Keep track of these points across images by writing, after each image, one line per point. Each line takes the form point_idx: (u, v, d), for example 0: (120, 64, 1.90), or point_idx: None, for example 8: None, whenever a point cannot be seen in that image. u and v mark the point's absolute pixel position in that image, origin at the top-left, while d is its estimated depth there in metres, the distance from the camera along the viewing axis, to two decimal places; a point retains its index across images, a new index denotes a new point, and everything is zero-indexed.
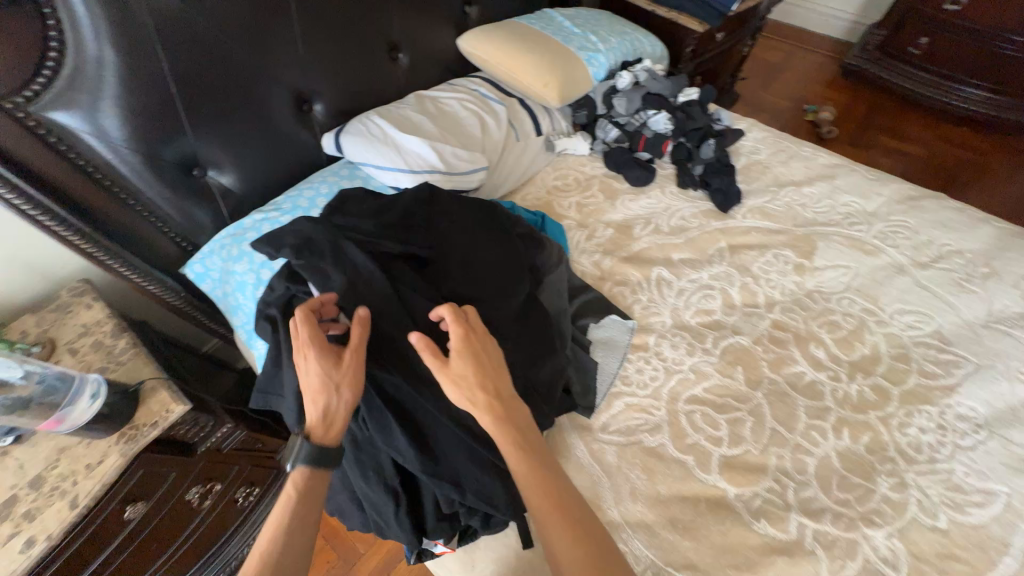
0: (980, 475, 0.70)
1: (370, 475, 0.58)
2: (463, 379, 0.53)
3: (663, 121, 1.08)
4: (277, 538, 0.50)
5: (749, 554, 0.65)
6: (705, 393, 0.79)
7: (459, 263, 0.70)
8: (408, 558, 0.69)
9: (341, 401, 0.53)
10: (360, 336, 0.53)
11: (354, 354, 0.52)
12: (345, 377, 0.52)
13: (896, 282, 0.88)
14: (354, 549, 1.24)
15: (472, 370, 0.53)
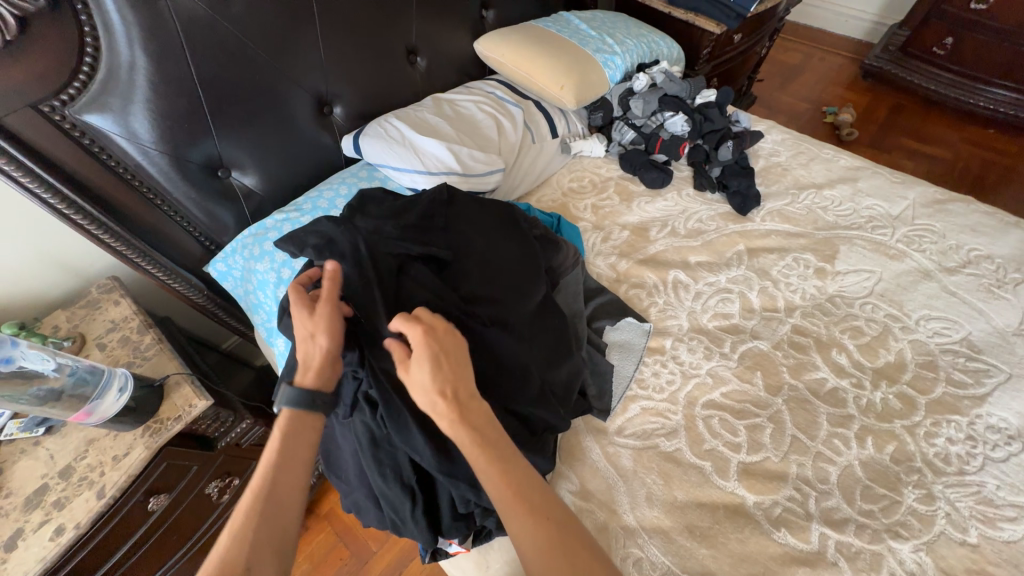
0: (1013, 488, 0.67)
1: (387, 472, 0.58)
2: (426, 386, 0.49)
3: (681, 124, 1.07)
4: (268, 482, 0.47)
5: (769, 564, 0.64)
6: (723, 398, 0.78)
7: (476, 263, 0.70)
8: (422, 557, 0.69)
9: (319, 349, 0.54)
10: (331, 284, 0.55)
11: (327, 304, 0.55)
12: (319, 324, 0.54)
13: (922, 287, 0.86)
14: (366, 548, 1.25)
15: (428, 375, 0.49)
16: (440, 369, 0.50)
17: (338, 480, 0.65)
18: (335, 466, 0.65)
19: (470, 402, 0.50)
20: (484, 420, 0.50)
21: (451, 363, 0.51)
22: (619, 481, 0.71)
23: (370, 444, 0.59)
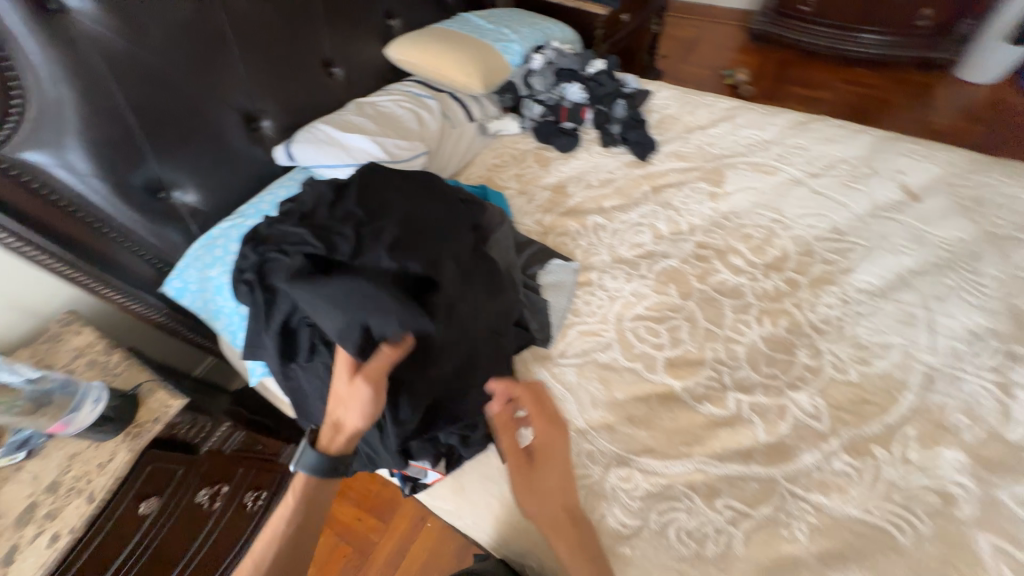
0: (880, 333, 0.81)
1: None
2: (529, 481, 0.62)
3: (578, 92, 1.21)
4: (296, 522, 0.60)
5: (697, 431, 0.75)
6: (646, 311, 0.90)
7: (399, 216, 0.72)
8: (403, 491, 0.84)
9: (347, 421, 0.58)
10: (379, 368, 0.56)
11: (366, 386, 0.56)
12: (350, 406, 0.57)
13: (794, 193, 1.02)
14: (370, 539, 1.30)
15: (547, 485, 0.62)
16: (551, 466, 0.63)
17: (309, 422, 0.71)
18: (304, 411, 0.70)
19: (569, 498, 0.62)
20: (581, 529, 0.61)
21: (561, 462, 0.63)
22: (567, 393, 0.81)
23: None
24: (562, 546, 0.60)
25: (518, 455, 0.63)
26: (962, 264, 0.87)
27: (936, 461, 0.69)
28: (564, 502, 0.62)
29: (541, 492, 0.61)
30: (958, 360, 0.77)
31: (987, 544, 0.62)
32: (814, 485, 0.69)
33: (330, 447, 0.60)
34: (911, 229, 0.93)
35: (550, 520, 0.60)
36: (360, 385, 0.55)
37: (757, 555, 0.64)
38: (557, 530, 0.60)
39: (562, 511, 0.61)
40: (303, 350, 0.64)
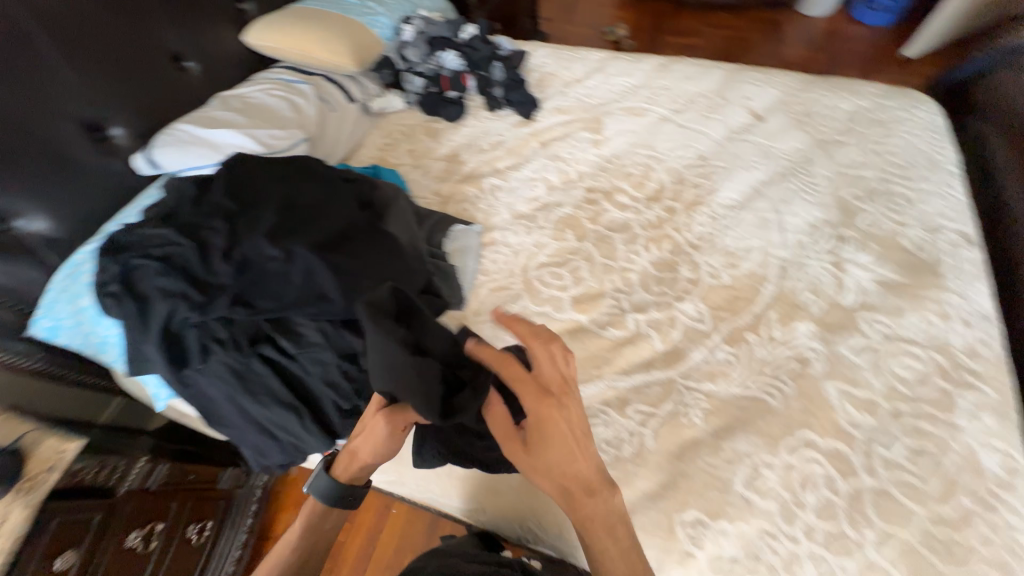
0: (744, 239, 0.94)
1: (262, 397, 0.65)
2: (529, 459, 0.57)
3: (455, 60, 1.21)
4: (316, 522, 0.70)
5: (605, 354, 0.83)
6: (548, 258, 0.96)
7: (275, 204, 0.72)
8: None
9: (359, 455, 0.64)
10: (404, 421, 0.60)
11: (388, 425, 0.60)
12: (366, 444, 0.62)
13: (664, 129, 1.12)
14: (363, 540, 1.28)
15: (550, 461, 0.56)
16: (552, 439, 0.56)
17: (218, 427, 0.68)
18: (211, 417, 0.68)
19: (583, 468, 0.56)
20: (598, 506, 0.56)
21: (565, 435, 0.56)
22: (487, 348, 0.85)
23: (239, 381, 0.65)
24: (578, 515, 0.56)
25: (515, 436, 0.58)
26: (800, 170, 1.02)
27: (794, 334, 0.82)
28: (578, 472, 0.56)
29: (544, 467, 0.56)
30: (804, 250, 0.91)
31: (835, 390, 0.76)
32: (704, 376, 0.80)
33: (337, 473, 0.67)
34: (760, 147, 1.06)
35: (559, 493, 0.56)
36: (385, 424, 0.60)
37: (664, 444, 0.74)
38: (569, 502, 0.56)
39: (572, 482, 0.56)
40: (192, 350, 0.64)
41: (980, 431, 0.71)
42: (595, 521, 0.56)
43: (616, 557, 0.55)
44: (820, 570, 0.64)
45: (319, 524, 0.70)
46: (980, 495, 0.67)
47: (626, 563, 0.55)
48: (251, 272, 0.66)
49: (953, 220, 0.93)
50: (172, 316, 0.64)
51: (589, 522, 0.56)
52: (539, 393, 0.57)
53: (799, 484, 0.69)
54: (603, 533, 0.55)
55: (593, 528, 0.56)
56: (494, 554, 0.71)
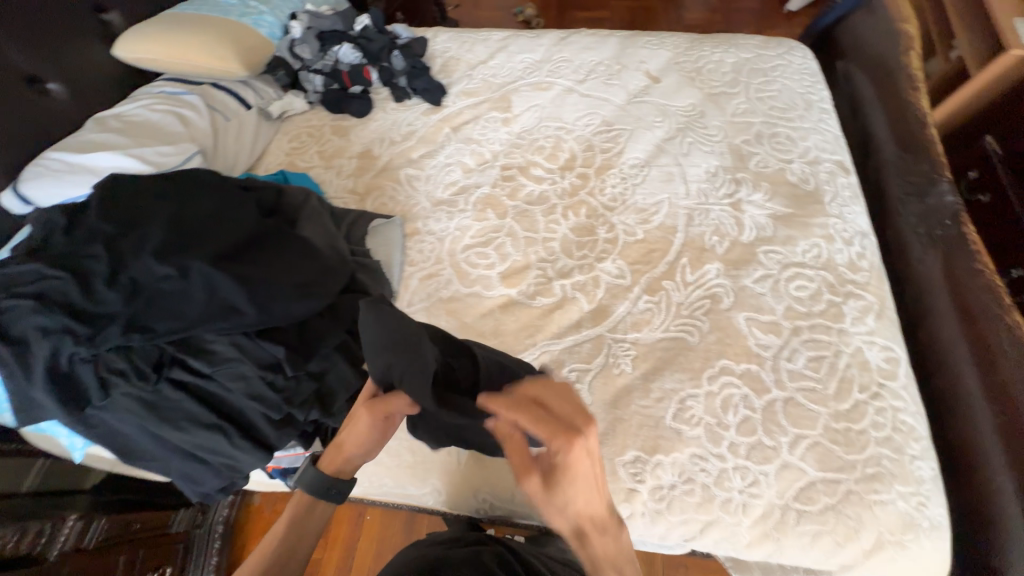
0: (652, 194, 0.99)
1: (182, 423, 0.64)
2: (551, 504, 0.48)
3: (351, 53, 1.18)
4: (295, 519, 0.68)
5: (537, 322, 0.86)
6: (472, 239, 0.97)
7: (163, 222, 0.69)
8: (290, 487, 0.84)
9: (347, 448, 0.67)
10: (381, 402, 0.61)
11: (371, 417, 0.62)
12: (349, 435, 0.65)
13: (569, 100, 1.15)
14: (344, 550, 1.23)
15: (572, 505, 0.48)
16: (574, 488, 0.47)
17: (142, 462, 0.67)
18: (134, 452, 0.67)
19: (598, 507, 0.49)
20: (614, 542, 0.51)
21: (589, 481, 0.47)
22: None
23: (152, 411, 0.64)
24: (590, 555, 0.51)
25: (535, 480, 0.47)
26: (696, 123, 1.08)
27: (705, 275, 0.88)
28: (592, 514, 0.49)
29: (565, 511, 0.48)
30: (706, 197, 0.98)
31: (744, 319, 0.83)
32: (629, 327, 0.85)
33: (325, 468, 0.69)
34: (658, 107, 1.12)
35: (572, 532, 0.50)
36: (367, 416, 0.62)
37: (600, 396, 0.78)
38: (580, 537, 0.50)
39: (587, 520, 0.49)
40: (91, 388, 0.61)
41: (865, 333, 0.81)
42: (607, 559, 0.51)
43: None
44: (745, 479, 0.71)
45: (306, 522, 0.68)
46: (868, 386, 0.76)
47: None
48: (142, 297, 0.63)
49: (830, 151, 1.03)
50: (58, 353, 0.60)
51: (601, 563, 0.51)
52: (568, 443, 0.45)
53: (721, 408, 0.76)
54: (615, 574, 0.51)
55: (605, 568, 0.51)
56: (476, 534, 0.75)
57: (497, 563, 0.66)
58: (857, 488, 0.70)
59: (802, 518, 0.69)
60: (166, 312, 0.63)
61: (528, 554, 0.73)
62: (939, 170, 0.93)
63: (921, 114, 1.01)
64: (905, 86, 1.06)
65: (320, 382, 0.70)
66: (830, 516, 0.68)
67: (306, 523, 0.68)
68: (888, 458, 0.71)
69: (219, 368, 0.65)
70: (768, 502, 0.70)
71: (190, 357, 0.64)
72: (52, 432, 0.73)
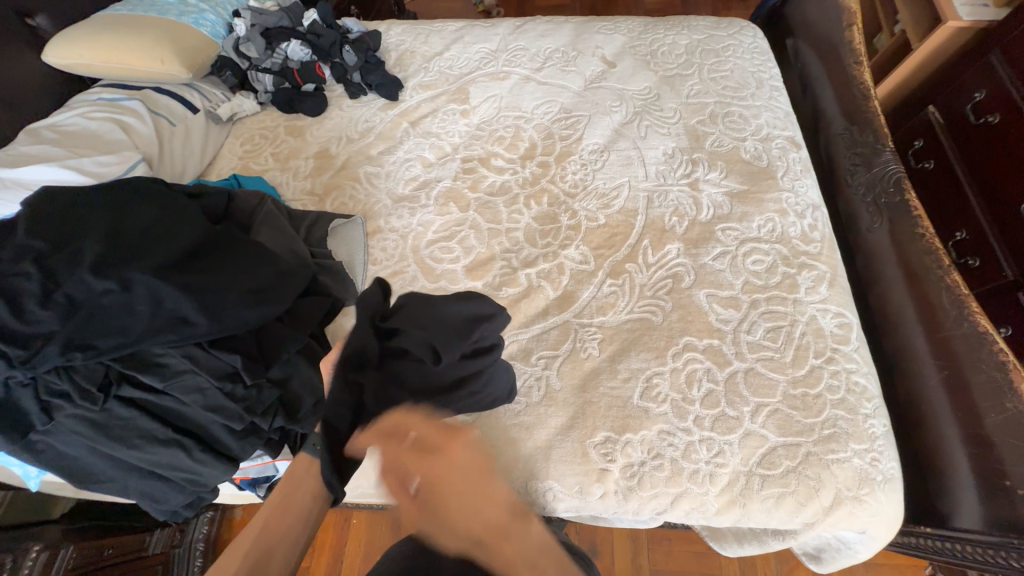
0: (612, 179, 1.00)
1: (136, 441, 0.62)
2: (442, 514, 0.52)
3: (300, 49, 1.14)
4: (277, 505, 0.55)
5: (505, 313, 0.86)
6: (435, 234, 0.96)
7: (101, 234, 0.66)
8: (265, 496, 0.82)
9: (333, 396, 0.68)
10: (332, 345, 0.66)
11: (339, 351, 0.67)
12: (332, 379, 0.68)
13: (527, 89, 1.14)
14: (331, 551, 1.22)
15: (459, 508, 0.53)
16: (454, 488, 0.54)
17: (99, 484, 0.65)
18: (89, 474, 0.65)
19: (483, 513, 0.54)
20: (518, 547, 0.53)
21: (460, 478, 0.55)
22: None
23: (102, 431, 0.62)
24: (504, 559, 0.52)
25: (424, 498, 0.53)
26: (652, 106, 1.10)
27: (666, 255, 0.90)
28: (483, 517, 0.53)
29: (458, 520, 0.52)
30: (665, 178, 0.99)
31: (705, 296, 0.85)
32: (595, 311, 0.86)
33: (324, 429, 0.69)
34: (615, 92, 1.13)
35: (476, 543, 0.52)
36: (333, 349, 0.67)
37: (569, 381, 0.80)
38: (494, 550, 0.52)
39: (483, 526, 0.53)
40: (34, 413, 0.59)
41: (819, 301, 0.84)
42: (520, 561, 0.52)
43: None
44: (711, 450, 0.73)
45: (290, 512, 0.55)
46: (823, 352, 0.80)
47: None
48: (81, 313, 0.61)
49: (781, 128, 1.05)
50: None
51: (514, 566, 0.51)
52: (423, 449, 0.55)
53: (686, 383, 0.78)
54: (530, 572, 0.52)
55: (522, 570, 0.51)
56: None
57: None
58: (815, 449, 0.73)
59: (766, 483, 0.72)
60: (112, 329, 0.61)
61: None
62: (881, 140, 0.97)
63: (864, 87, 1.05)
64: (850, 60, 1.09)
65: (283, 387, 0.69)
66: (792, 478, 0.71)
67: (295, 499, 0.56)
68: (843, 419, 0.75)
69: (171, 382, 0.63)
70: (734, 470, 0.72)
71: (140, 373, 0.62)
72: (3, 462, 0.70)
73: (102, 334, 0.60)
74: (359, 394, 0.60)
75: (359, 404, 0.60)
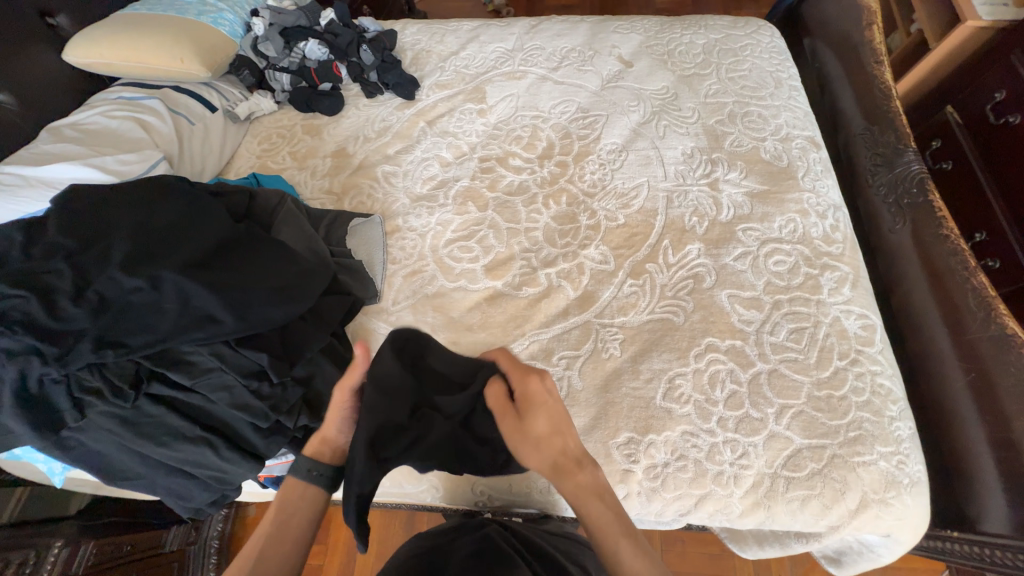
0: (631, 178, 1.00)
1: (165, 439, 0.62)
2: (523, 435, 0.60)
3: (318, 49, 1.15)
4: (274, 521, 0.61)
5: (525, 313, 0.86)
6: (454, 234, 0.96)
7: (128, 232, 0.66)
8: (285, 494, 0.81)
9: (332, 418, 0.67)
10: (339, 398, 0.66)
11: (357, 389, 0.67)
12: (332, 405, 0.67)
13: (544, 89, 1.14)
14: (345, 550, 1.21)
15: (547, 430, 0.60)
16: (540, 417, 0.60)
17: (128, 481, 0.65)
18: (117, 471, 0.65)
19: (562, 444, 0.60)
20: (594, 479, 0.60)
21: (550, 408, 0.61)
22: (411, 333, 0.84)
23: (131, 428, 0.62)
24: (569, 486, 0.59)
25: (511, 419, 0.61)
26: (670, 106, 1.09)
27: (687, 255, 0.90)
28: (561, 446, 0.60)
29: (540, 442, 0.60)
30: (684, 178, 0.99)
31: (726, 296, 0.85)
32: (615, 312, 0.85)
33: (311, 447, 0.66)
34: (633, 91, 1.12)
35: (548, 464, 0.60)
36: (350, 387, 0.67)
37: (591, 381, 0.79)
38: (561, 474, 0.60)
39: (560, 453, 0.60)
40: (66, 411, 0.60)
41: (842, 303, 0.84)
42: (584, 488, 0.59)
43: (609, 519, 0.58)
44: (735, 451, 0.73)
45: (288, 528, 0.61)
46: (847, 353, 0.79)
47: (619, 521, 0.58)
48: (111, 311, 0.61)
49: (801, 128, 1.05)
50: (26, 375, 0.58)
51: (573, 496, 0.59)
52: (532, 373, 0.62)
53: (708, 384, 0.77)
54: (587, 502, 0.59)
55: (580, 500, 0.59)
56: (473, 524, 0.78)
57: (498, 541, 0.71)
58: (841, 452, 0.72)
59: (792, 485, 0.71)
60: (142, 327, 0.61)
61: (529, 533, 0.77)
62: (903, 141, 0.97)
63: (885, 87, 1.04)
64: (870, 60, 1.08)
65: (308, 386, 0.69)
66: (818, 481, 0.71)
67: (290, 516, 0.62)
68: (869, 421, 0.74)
69: (199, 379, 0.63)
70: (758, 471, 0.72)
71: (168, 371, 0.62)
72: (28, 458, 0.70)
73: (132, 331, 0.61)
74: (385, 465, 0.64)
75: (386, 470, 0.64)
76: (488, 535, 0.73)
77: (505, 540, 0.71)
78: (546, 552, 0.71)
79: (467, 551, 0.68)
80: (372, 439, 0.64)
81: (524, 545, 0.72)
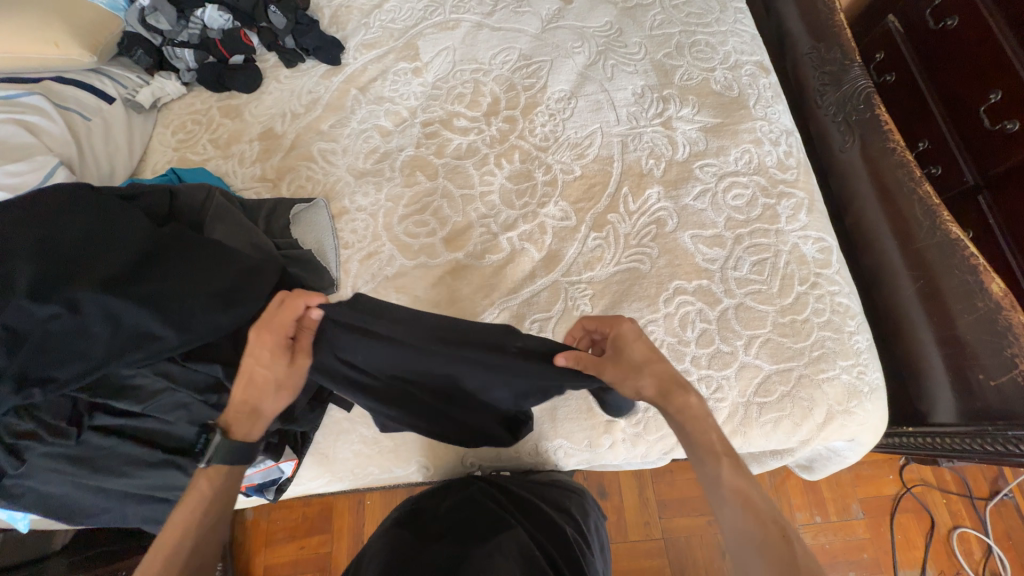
0: (583, 126, 0.95)
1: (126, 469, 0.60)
2: (628, 368, 0.59)
3: (219, 15, 1.01)
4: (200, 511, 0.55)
5: (491, 281, 0.84)
6: (406, 209, 0.90)
7: (30, 254, 0.59)
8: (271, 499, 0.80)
9: (264, 398, 0.59)
10: (270, 374, 0.58)
11: (283, 359, 0.59)
12: (255, 387, 0.59)
13: (481, 37, 1.05)
14: (351, 533, 1.23)
15: (644, 357, 0.60)
16: (637, 348, 0.61)
17: (90, 518, 0.62)
18: (77, 511, 0.61)
19: (665, 367, 0.60)
20: (698, 409, 0.58)
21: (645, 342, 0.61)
22: None
23: (84, 465, 0.59)
24: (677, 407, 0.58)
25: (610, 362, 0.60)
26: (615, 43, 1.03)
27: (647, 201, 0.88)
28: (666, 369, 0.59)
29: (643, 368, 0.59)
30: (637, 121, 0.95)
31: (689, 238, 0.85)
32: (582, 268, 0.84)
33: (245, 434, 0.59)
34: (575, 31, 1.05)
35: (653, 391, 0.59)
36: (271, 364, 0.58)
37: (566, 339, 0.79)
38: (665, 396, 0.59)
39: (664, 377, 0.59)
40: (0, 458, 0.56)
41: (799, 229, 0.85)
42: (689, 411, 0.58)
43: (713, 440, 0.56)
44: (710, 387, 0.75)
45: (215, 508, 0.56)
46: (807, 278, 0.81)
47: (721, 441, 0.57)
48: (27, 347, 0.55)
49: (748, 53, 1.01)
50: None
51: (681, 415, 0.58)
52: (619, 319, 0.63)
53: (680, 327, 0.79)
54: (697, 423, 0.57)
55: (687, 425, 0.58)
56: (457, 479, 0.79)
57: (483, 501, 0.71)
58: (807, 371, 0.76)
59: (764, 409, 0.75)
60: (75, 358, 0.57)
61: (514, 483, 0.78)
62: (848, 57, 0.98)
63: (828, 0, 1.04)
64: None
65: None
66: (787, 402, 0.75)
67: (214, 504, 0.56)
68: (831, 339, 0.77)
69: (150, 404, 0.60)
70: (733, 402, 0.75)
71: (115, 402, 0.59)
72: None
73: (63, 365, 0.56)
74: (475, 435, 0.70)
75: (470, 437, 0.70)
76: (474, 496, 0.72)
77: (490, 499, 0.72)
78: (529, 504, 0.72)
79: (453, 518, 0.69)
80: (468, 431, 0.69)
81: (509, 500, 0.73)
